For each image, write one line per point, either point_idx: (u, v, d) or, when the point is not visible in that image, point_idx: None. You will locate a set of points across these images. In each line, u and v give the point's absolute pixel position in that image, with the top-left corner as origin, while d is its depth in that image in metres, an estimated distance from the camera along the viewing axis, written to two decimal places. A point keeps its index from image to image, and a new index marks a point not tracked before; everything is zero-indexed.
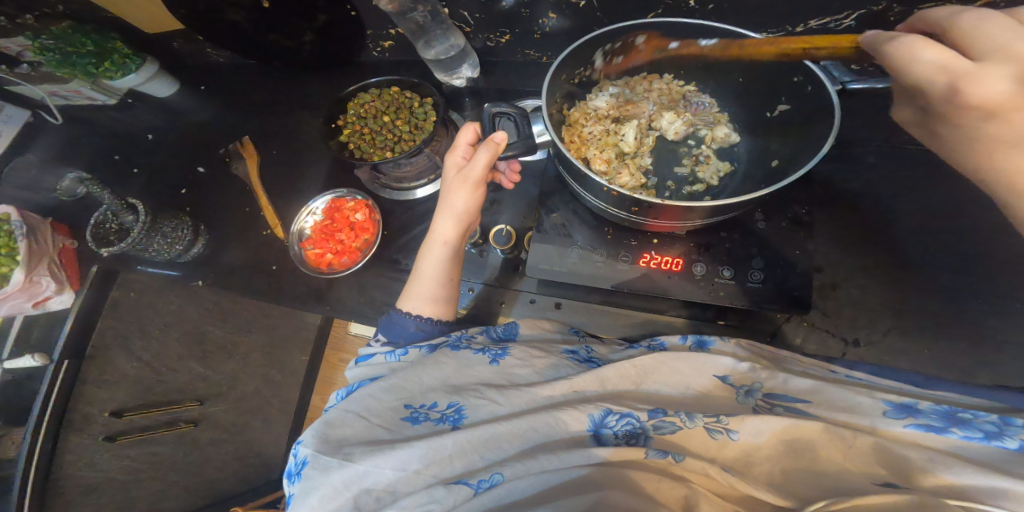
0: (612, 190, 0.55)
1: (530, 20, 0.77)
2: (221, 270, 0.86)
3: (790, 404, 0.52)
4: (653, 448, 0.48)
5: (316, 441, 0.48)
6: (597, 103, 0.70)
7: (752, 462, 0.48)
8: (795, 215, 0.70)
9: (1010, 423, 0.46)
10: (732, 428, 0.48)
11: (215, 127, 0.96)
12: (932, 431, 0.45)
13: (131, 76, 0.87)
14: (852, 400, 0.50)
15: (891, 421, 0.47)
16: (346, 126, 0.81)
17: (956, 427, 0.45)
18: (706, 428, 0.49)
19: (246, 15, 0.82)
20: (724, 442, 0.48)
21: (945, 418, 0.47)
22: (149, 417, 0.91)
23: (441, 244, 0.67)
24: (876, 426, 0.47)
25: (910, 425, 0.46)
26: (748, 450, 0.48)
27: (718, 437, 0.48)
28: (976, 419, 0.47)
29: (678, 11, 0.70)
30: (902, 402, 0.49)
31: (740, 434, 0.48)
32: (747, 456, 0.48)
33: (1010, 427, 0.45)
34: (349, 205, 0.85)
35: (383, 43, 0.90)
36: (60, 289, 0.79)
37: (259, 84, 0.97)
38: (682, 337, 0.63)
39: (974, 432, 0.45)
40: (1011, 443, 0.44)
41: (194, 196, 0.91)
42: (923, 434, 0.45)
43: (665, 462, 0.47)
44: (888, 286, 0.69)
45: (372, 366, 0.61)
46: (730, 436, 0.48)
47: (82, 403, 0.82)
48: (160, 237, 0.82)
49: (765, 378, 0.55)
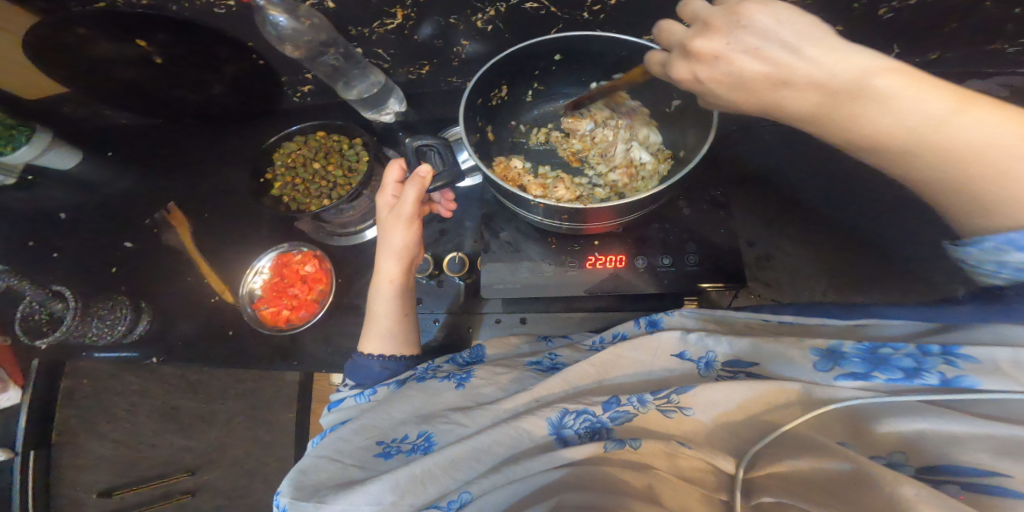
0: (539, 203, 0.55)
1: (447, 50, 0.78)
2: (173, 345, 0.81)
3: (748, 370, 0.50)
4: (611, 439, 0.46)
5: (290, 490, 0.45)
6: (529, 116, 0.75)
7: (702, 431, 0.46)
8: (712, 197, 0.73)
9: (935, 350, 0.43)
10: (685, 405, 0.47)
11: (133, 195, 0.91)
12: (856, 378, 0.44)
13: (21, 148, 0.81)
14: (789, 362, 0.49)
15: (820, 374, 0.46)
16: (276, 179, 0.78)
17: (877, 372, 0.44)
18: (660, 410, 0.48)
19: (138, 71, 0.81)
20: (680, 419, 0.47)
21: (866, 360, 0.45)
22: (143, 492, 0.80)
23: (387, 281, 0.65)
24: (807, 380, 0.46)
25: (839, 377, 0.45)
26: (708, 424, 0.46)
27: (672, 416, 0.47)
28: (898, 354, 0.45)
29: (577, 24, 0.72)
30: (827, 348, 0.48)
31: (695, 411, 0.47)
32: (703, 427, 0.47)
33: (931, 355, 0.43)
34: (297, 258, 0.83)
35: (303, 89, 0.89)
36: (3, 386, 0.73)
37: (181, 144, 0.94)
38: (636, 323, 0.62)
39: (896, 372, 0.43)
40: (934, 378, 0.41)
41: (128, 273, 0.85)
42: (850, 383, 0.45)
43: (625, 451, 0.45)
44: (833, 253, 0.70)
45: (343, 410, 0.58)
46: (684, 413, 0.47)
47: (65, 486, 0.74)
48: (95, 323, 0.79)
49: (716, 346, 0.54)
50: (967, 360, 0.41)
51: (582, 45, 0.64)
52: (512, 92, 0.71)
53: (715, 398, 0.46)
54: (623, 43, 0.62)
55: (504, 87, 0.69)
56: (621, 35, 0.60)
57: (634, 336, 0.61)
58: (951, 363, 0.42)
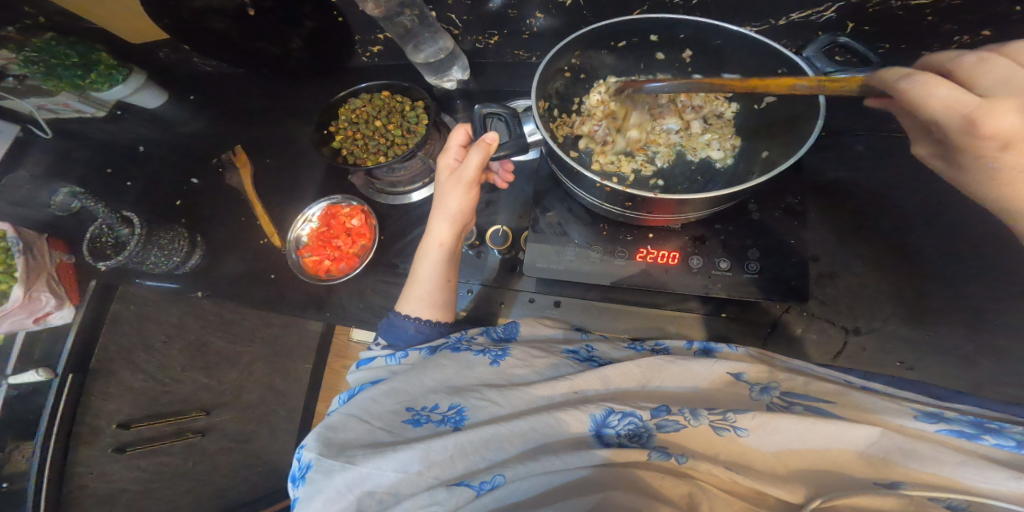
0: (605, 186, 0.55)
1: (518, 21, 0.77)
2: (218, 280, 0.86)
3: (808, 404, 0.51)
4: (654, 450, 0.48)
5: (319, 445, 0.48)
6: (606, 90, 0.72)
7: (757, 455, 0.48)
8: (788, 204, 0.70)
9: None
10: (739, 426, 0.47)
11: (204, 136, 0.97)
12: (963, 436, 0.45)
13: (117, 86, 0.87)
14: (880, 404, 0.50)
15: (921, 424, 0.46)
16: (339, 132, 0.81)
17: (987, 434, 0.44)
18: (712, 426, 0.48)
19: (231, 24, 0.83)
20: (732, 439, 0.48)
21: (975, 425, 0.46)
22: (155, 428, 0.91)
23: (437, 245, 0.67)
24: (901, 424, 0.47)
25: (939, 429, 0.46)
26: (756, 448, 0.48)
27: (724, 434, 0.48)
28: (1006, 430, 0.46)
29: (663, 6, 0.70)
30: (928, 409, 0.49)
31: (751, 433, 0.47)
32: (757, 451, 0.48)
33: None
34: (346, 211, 0.85)
35: (372, 48, 0.90)
36: (60, 304, 0.81)
37: (250, 91, 0.98)
38: (687, 342, 0.64)
39: (1007, 439, 0.44)
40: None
41: (188, 206, 0.92)
42: (953, 438, 0.45)
43: (668, 463, 0.48)
44: (887, 275, 0.69)
45: (373, 369, 0.61)
46: (738, 433, 0.48)
47: (89, 416, 0.83)
48: (156, 251, 0.83)
49: (781, 379, 0.55)
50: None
51: (680, 28, 0.63)
52: (589, 69, 0.70)
53: (781, 435, 0.47)
54: (722, 32, 0.62)
55: (584, 58, 0.68)
56: (723, 23, 0.60)
57: (677, 350, 0.63)
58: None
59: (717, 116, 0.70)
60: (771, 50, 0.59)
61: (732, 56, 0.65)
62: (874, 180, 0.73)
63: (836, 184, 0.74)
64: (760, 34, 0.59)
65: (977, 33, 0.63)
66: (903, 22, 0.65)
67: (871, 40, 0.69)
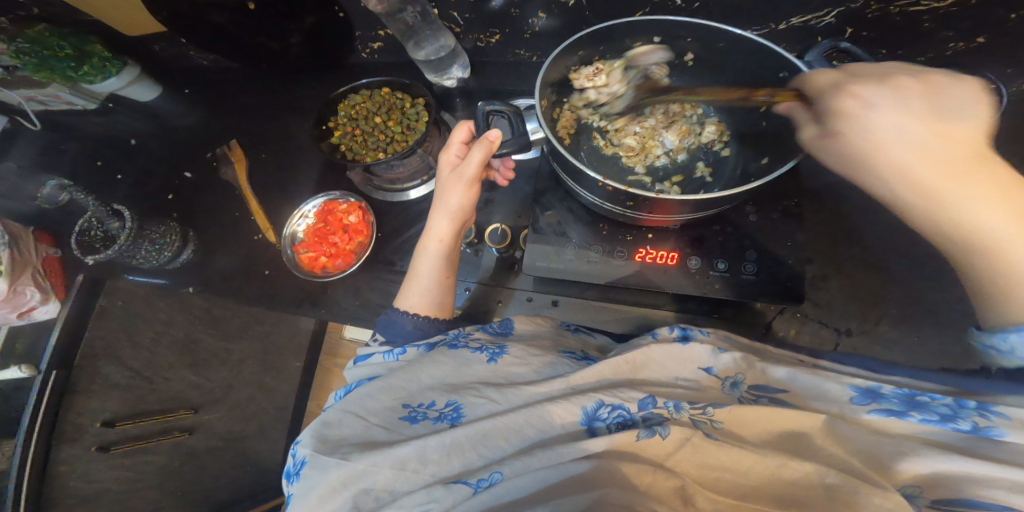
0: (607, 185, 0.56)
1: (521, 20, 0.78)
2: (211, 275, 0.85)
3: (773, 395, 0.52)
4: (642, 428, 0.47)
5: (314, 442, 0.48)
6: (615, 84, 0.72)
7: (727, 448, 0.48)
8: (785, 208, 0.71)
9: (967, 403, 0.46)
10: (716, 419, 0.48)
11: (199, 130, 0.96)
12: (891, 415, 0.47)
13: (111, 79, 0.86)
14: (819, 387, 0.52)
15: (855, 408, 0.48)
16: (338, 128, 0.81)
17: (913, 411, 0.46)
18: (692, 419, 0.49)
19: (231, 17, 0.82)
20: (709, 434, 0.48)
21: (904, 401, 0.48)
22: (143, 426, 0.88)
23: (437, 242, 0.68)
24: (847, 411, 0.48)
25: (871, 411, 0.48)
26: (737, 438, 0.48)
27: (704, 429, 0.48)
28: (935, 401, 0.47)
29: (665, 8, 0.71)
30: (866, 387, 0.51)
31: (725, 426, 0.48)
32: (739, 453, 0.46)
33: (965, 408, 0.45)
34: (342, 207, 0.85)
35: (372, 45, 0.90)
36: (45, 300, 0.78)
37: (247, 85, 0.97)
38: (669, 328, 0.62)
39: (930, 414, 0.46)
40: (965, 425, 0.44)
41: (180, 201, 0.91)
42: (885, 419, 0.47)
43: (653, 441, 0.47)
44: (878, 277, 0.70)
45: (371, 365, 0.61)
46: (713, 426, 0.48)
47: (73, 412, 0.78)
48: (146, 245, 0.82)
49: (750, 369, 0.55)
50: (994, 415, 0.44)
51: (682, 31, 0.64)
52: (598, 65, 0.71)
53: (744, 416, 0.48)
54: (723, 34, 0.62)
55: (597, 47, 0.66)
56: (725, 25, 0.61)
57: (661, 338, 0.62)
58: (984, 415, 0.44)
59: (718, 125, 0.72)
60: (772, 53, 0.60)
61: (733, 59, 0.66)
62: (866, 186, 0.75)
63: (831, 188, 0.75)
64: (760, 38, 0.59)
65: (973, 40, 0.65)
66: (903, 29, 0.68)
67: (871, 45, 0.71)
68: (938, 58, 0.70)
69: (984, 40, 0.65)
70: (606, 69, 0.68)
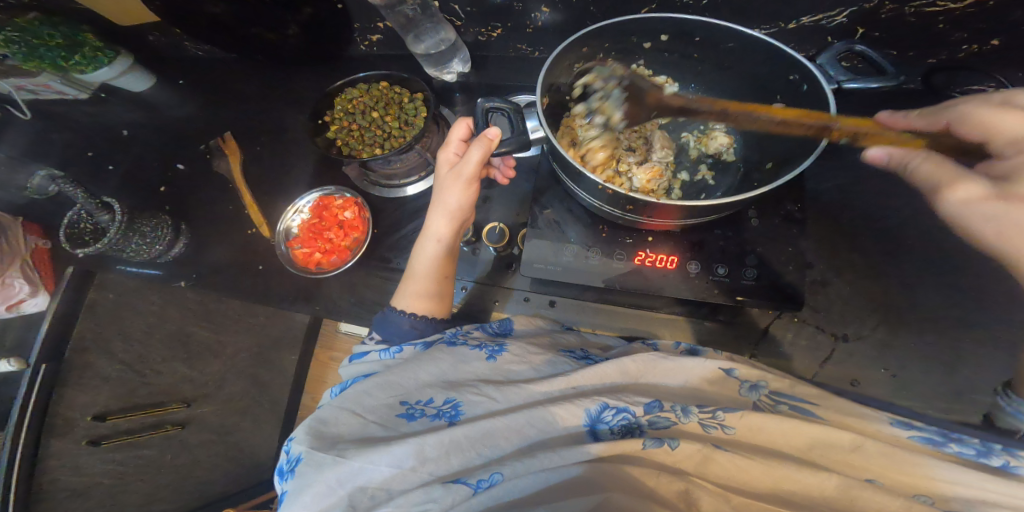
0: (607, 189, 0.55)
1: (523, 15, 0.77)
2: (204, 269, 0.84)
3: (794, 404, 0.52)
4: (649, 436, 0.48)
5: (309, 438, 0.47)
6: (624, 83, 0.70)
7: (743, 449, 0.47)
8: (787, 212, 0.70)
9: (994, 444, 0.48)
10: (726, 424, 0.49)
11: (194, 122, 0.94)
12: (931, 443, 0.48)
13: (103, 69, 0.83)
14: (854, 408, 0.53)
15: (895, 429, 0.50)
16: (334, 123, 0.79)
17: (952, 443, 0.48)
18: (700, 423, 0.49)
19: (226, 8, 0.80)
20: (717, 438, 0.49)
21: (941, 434, 0.50)
22: (133, 420, 0.87)
23: (434, 240, 0.67)
24: (877, 430, 0.50)
25: (914, 437, 0.49)
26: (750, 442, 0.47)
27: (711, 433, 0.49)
28: (966, 439, 0.49)
29: (672, 5, 0.70)
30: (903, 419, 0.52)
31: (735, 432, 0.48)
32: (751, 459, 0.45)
33: (996, 447, 0.47)
34: (338, 203, 0.83)
35: (371, 37, 0.88)
36: (34, 292, 0.79)
37: (243, 76, 0.95)
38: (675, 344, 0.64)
39: (967, 448, 0.48)
40: (997, 461, 0.46)
41: (173, 194, 0.89)
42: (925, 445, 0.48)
43: (661, 449, 0.47)
44: (876, 282, 0.70)
45: (366, 364, 0.60)
46: (724, 431, 0.48)
47: (62, 407, 0.79)
48: (138, 238, 0.78)
49: (772, 379, 0.55)
50: (1020, 457, 0.47)
51: (692, 30, 0.63)
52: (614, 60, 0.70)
53: (757, 423, 0.48)
54: (735, 35, 0.61)
55: (600, 55, 0.67)
56: (737, 25, 0.59)
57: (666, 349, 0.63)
58: (1013, 455, 0.47)
59: (726, 133, 0.70)
60: (781, 55, 0.59)
61: (744, 61, 0.65)
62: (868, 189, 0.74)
63: (834, 191, 0.74)
64: (771, 38, 0.58)
65: (988, 42, 0.65)
66: (917, 29, 0.67)
67: (879, 46, 0.70)
68: (951, 61, 0.69)
69: (1000, 41, 0.65)
70: (605, 74, 0.68)
